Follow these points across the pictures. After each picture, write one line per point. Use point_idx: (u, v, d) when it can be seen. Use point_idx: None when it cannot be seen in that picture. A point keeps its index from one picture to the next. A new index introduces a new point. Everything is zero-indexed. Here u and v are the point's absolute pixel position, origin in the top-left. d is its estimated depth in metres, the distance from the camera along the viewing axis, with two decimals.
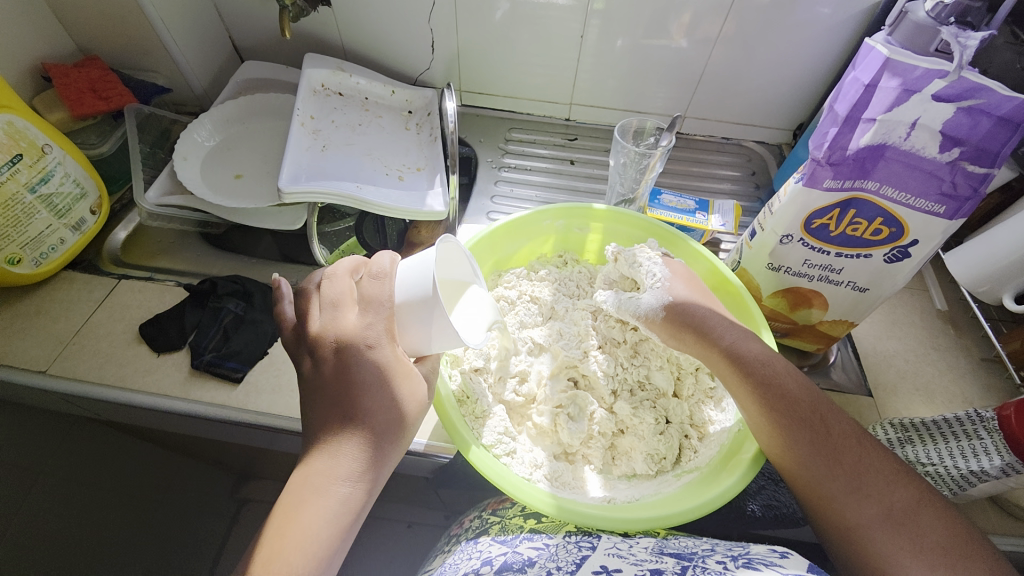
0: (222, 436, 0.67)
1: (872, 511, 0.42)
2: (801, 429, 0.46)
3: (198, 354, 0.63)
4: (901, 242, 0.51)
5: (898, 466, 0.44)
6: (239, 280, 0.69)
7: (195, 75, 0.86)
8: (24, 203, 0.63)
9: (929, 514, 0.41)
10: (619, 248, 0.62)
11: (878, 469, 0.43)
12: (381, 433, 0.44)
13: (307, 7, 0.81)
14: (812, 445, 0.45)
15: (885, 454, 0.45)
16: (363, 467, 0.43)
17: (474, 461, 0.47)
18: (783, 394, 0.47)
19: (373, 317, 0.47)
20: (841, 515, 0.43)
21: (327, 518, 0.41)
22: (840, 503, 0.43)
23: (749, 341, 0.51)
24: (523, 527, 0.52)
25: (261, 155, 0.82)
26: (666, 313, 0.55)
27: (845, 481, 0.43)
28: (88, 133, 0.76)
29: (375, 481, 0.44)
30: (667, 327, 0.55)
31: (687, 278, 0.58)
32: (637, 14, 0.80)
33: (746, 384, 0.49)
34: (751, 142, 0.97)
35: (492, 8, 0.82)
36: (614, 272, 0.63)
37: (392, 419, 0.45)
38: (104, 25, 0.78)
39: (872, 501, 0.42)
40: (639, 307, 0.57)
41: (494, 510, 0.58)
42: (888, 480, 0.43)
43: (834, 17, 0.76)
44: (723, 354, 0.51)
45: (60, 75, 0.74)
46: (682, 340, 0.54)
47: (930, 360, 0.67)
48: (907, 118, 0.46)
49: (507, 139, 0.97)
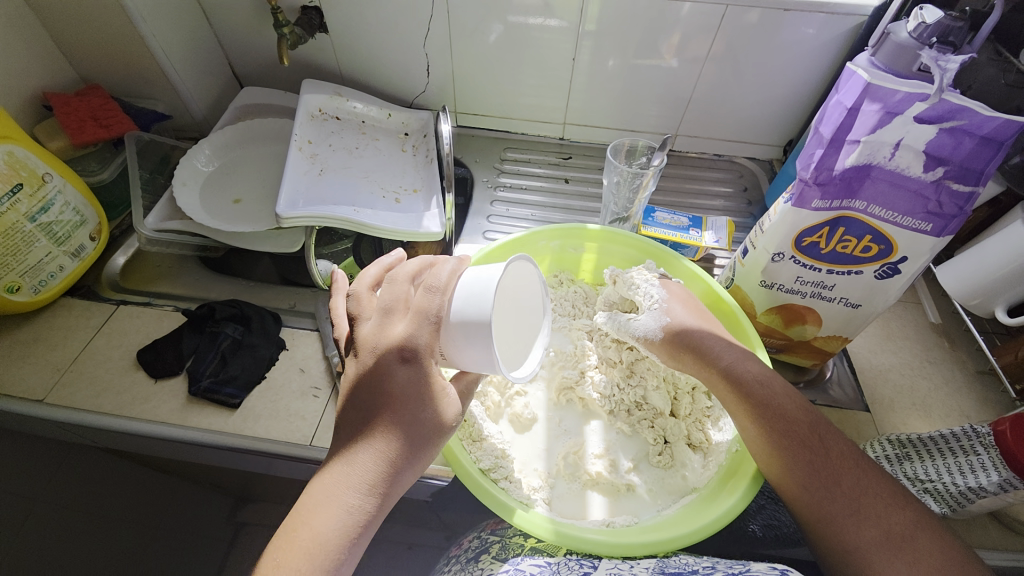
0: (219, 462, 0.66)
1: (871, 534, 0.42)
2: (802, 449, 0.46)
3: (196, 380, 0.62)
4: (891, 259, 0.52)
5: (896, 489, 0.44)
6: (237, 303, 0.69)
7: (195, 100, 0.88)
8: (24, 231, 0.64)
9: (928, 539, 0.41)
10: (616, 270, 0.63)
11: (878, 492, 0.43)
12: (404, 449, 0.44)
13: (305, 34, 0.83)
14: (811, 467, 0.45)
15: (883, 477, 0.45)
16: (376, 480, 0.43)
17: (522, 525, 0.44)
18: (787, 417, 0.47)
19: (419, 328, 0.45)
20: (842, 538, 0.43)
21: (338, 524, 0.41)
22: (840, 525, 0.43)
23: (747, 361, 0.51)
24: (523, 546, 0.52)
25: (260, 178, 0.83)
26: (665, 335, 0.55)
27: (843, 499, 0.43)
28: (88, 161, 0.77)
29: (388, 495, 0.44)
30: (666, 349, 0.55)
31: (684, 300, 0.58)
32: (623, 36, 0.82)
33: (745, 404, 0.49)
34: (742, 158, 0.99)
35: (486, 32, 0.84)
36: (614, 294, 0.63)
37: (416, 431, 0.45)
38: (105, 55, 0.80)
39: (871, 524, 0.42)
40: (636, 328, 0.57)
41: (494, 530, 0.57)
42: (886, 503, 0.43)
43: (819, 37, 0.78)
44: (723, 375, 0.51)
45: (61, 104, 0.76)
46: (682, 360, 0.54)
47: (926, 373, 0.67)
48: (891, 139, 0.47)
49: (502, 159, 0.99)
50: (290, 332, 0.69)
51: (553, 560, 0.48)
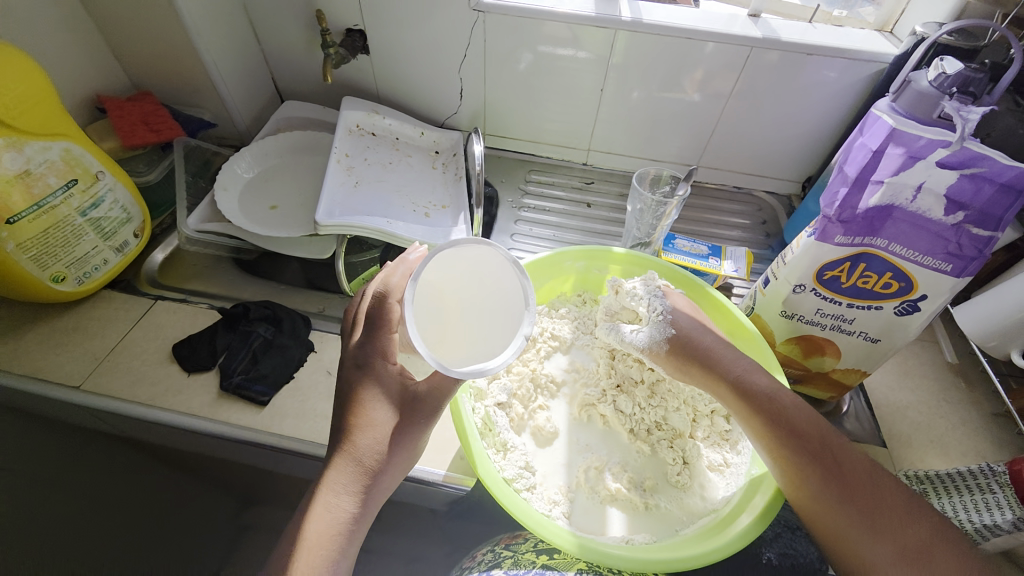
0: (242, 458, 0.68)
1: (885, 548, 0.42)
2: (815, 462, 0.46)
3: (227, 376, 0.64)
4: (911, 296, 0.53)
5: (912, 501, 0.44)
6: (271, 305, 0.71)
7: (239, 110, 0.92)
8: (73, 225, 0.67)
9: (945, 552, 0.41)
10: (618, 280, 0.62)
11: (892, 506, 0.44)
12: (378, 450, 0.48)
13: (348, 54, 0.88)
14: (826, 480, 0.46)
15: (897, 489, 0.45)
16: (355, 481, 0.46)
17: (542, 533, 0.45)
18: (799, 429, 0.48)
19: (371, 337, 0.53)
20: (856, 553, 0.44)
21: (325, 527, 0.44)
22: (853, 539, 0.44)
23: (755, 374, 0.53)
24: (534, 562, 0.53)
25: (297, 187, 0.87)
26: (670, 346, 0.56)
27: (858, 512, 0.44)
28: (136, 162, 0.81)
29: (370, 496, 0.47)
30: (671, 361, 0.56)
31: (690, 310, 0.59)
32: (650, 71, 0.86)
33: (755, 417, 0.50)
34: (761, 192, 1.01)
35: (516, 61, 0.88)
36: (615, 305, 0.62)
37: (383, 431, 0.49)
38: (159, 64, 0.85)
39: (885, 538, 0.43)
40: (640, 341, 0.57)
41: (508, 544, 0.58)
42: (901, 516, 0.43)
43: (839, 80, 0.81)
44: (731, 388, 0.52)
45: (115, 107, 0.79)
46: (688, 373, 0.55)
47: (943, 413, 0.68)
48: (913, 182, 0.49)
49: (527, 180, 1.02)
50: (319, 336, 0.71)
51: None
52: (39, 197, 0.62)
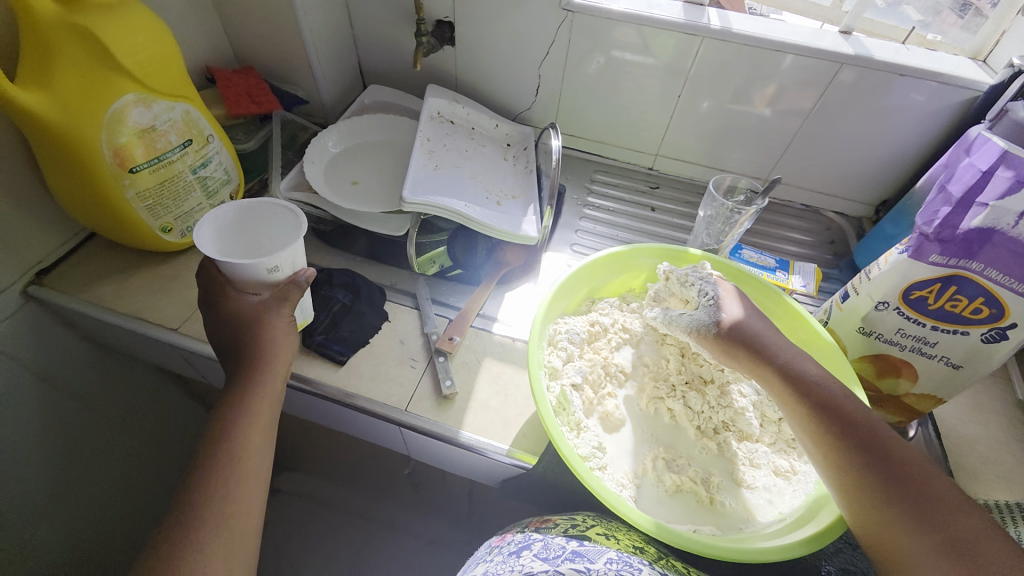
0: (312, 412, 0.72)
1: (929, 539, 0.43)
2: (863, 456, 0.47)
3: (310, 334, 0.68)
4: (1000, 324, 0.52)
5: (960, 496, 0.44)
6: (352, 274, 0.76)
7: (328, 90, 0.97)
8: (185, 181, 0.72)
9: (992, 545, 0.41)
10: (671, 267, 0.62)
11: (939, 499, 0.44)
12: (255, 341, 0.56)
13: (438, 44, 0.92)
14: (874, 474, 0.46)
15: (946, 483, 0.45)
16: (244, 377, 0.55)
17: (624, 510, 0.47)
18: (850, 423, 0.48)
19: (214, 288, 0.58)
20: (898, 543, 0.44)
21: (232, 415, 0.52)
22: (897, 530, 0.44)
23: (805, 362, 0.53)
24: (565, 544, 0.51)
25: (376, 166, 0.91)
26: (720, 330, 0.55)
27: (906, 508, 0.44)
28: (237, 130, 0.87)
29: (261, 380, 0.55)
30: (718, 344, 0.55)
31: (737, 296, 0.58)
32: (725, 82, 0.86)
33: (803, 405, 0.50)
34: (830, 213, 1.00)
35: (588, 62, 0.90)
36: (665, 291, 0.63)
37: (254, 323, 0.57)
38: (263, 41, 0.90)
39: (930, 529, 0.43)
40: (690, 323, 0.57)
41: (538, 529, 0.55)
42: (948, 510, 0.44)
43: (927, 104, 0.80)
44: (779, 373, 0.52)
45: (224, 78, 0.85)
46: (734, 356, 0.55)
47: (1015, 450, 0.65)
48: (1016, 208, 0.48)
49: (591, 179, 1.04)
50: (393, 307, 0.75)
51: (591, 565, 0.47)
52: (160, 151, 0.68)
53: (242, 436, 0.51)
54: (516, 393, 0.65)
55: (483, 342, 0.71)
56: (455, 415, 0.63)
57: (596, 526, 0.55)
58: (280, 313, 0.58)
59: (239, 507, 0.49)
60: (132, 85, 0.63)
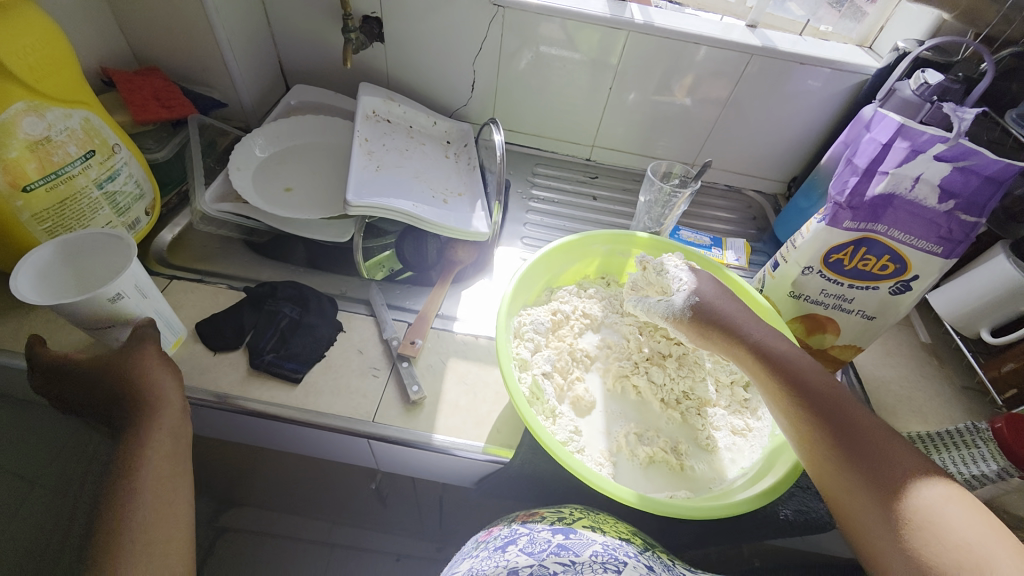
0: (268, 437, 0.67)
1: (883, 493, 0.45)
2: (838, 438, 0.49)
3: (258, 354, 0.64)
4: (905, 277, 0.60)
5: (916, 455, 0.47)
6: (298, 285, 0.72)
7: (247, 91, 0.91)
8: (90, 197, 0.64)
9: (943, 497, 0.43)
10: (647, 257, 0.67)
11: (895, 457, 0.47)
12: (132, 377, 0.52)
13: (367, 40, 0.89)
14: (858, 468, 0.47)
15: (903, 443, 0.48)
16: (133, 417, 0.50)
17: (607, 488, 0.48)
18: (846, 425, 0.49)
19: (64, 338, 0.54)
20: (852, 497, 0.47)
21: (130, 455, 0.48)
22: (852, 484, 0.47)
23: (775, 338, 0.56)
24: (552, 537, 0.51)
25: (310, 170, 0.86)
26: (693, 313, 0.60)
27: (862, 469, 0.47)
28: (145, 138, 0.78)
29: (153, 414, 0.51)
30: (694, 326, 0.59)
31: (711, 279, 0.63)
32: (649, 74, 0.91)
33: (771, 374, 0.54)
34: (750, 191, 1.09)
35: (518, 58, 0.91)
36: (644, 280, 0.66)
37: (125, 360, 0.53)
38: (167, 39, 0.82)
39: (884, 484, 0.45)
40: (667, 309, 0.61)
41: (524, 521, 0.55)
42: (903, 466, 0.46)
43: (824, 89, 0.89)
44: (749, 348, 0.56)
45: (124, 81, 0.76)
46: (707, 336, 0.59)
47: (921, 386, 0.75)
48: (912, 173, 0.55)
49: (534, 172, 1.05)
50: (346, 316, 0.71)
51: (576, 558, 0.48)
52: (58, 165, 0.60)
53: (149, 474, 0.47)
54: (486, 389, 0.65)
55: (446, 343, 0.70)
56: (426, 419, 0.62)
57: (583, 519, 0.54)
58: (154, 347, 0.55)
59: (164, 552, 0.45)
60: (21, 91, 0.55)
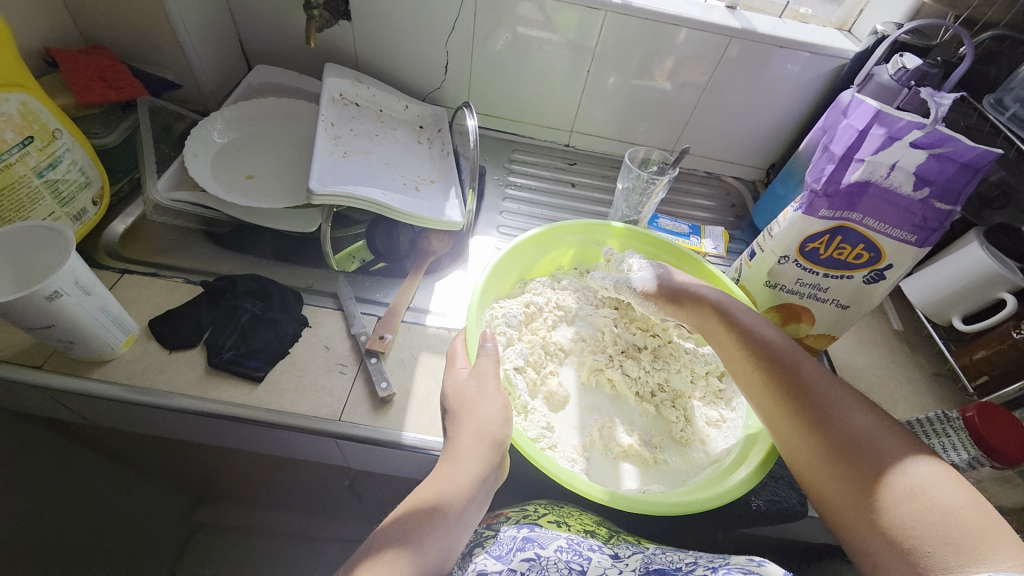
0: (233, 437, 0.65)
1: (829, 434, 0.47)
2: (786, 385, 0.51)
3: (216, 352, 0.61)
4: (878, 265, 0.60)
5: (861, 400, 0.49)
6: (260, 278, 0.68)
7: (204, 72, 0.85)
8: (29, 187, 0.59)
9: (884, 439, 0.45)
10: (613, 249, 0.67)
11: (842, 402, 0.48)
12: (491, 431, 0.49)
13: (332, 19, 0.84)
14: (804, 413, 0.49)
15: (849, 390, 0.50)
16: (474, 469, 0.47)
17: (581, 487, 0.47)
18: (795, 375, 0.51)
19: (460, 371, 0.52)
20: (800, 439, 0.48)
21: (448, 505, 0.44)
22: (799, 428, 0.48)
23: (733, 300, 0.58)
24: (516, 534, 0.50)
25: (273, 157, 0.81)
26: (656, 284, 0.61)
27: (808, 413, 0.48)
28: (92, 122, 0.72)
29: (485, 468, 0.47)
30: (657, 295, 0.60)
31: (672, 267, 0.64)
32: (629, 57, 0.88)
33: (726, 329, 0.56)
34: (728, 177, 1.08)
35: (494, 38, 0.88)
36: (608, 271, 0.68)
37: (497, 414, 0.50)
38: (113, 14, 0.76)
39: (829, 425, 0.47)
40: (634, 283, 0.62)
41: (490, 526, 0.54)
42: (849, 410, 0.48)
43: (803, 74, 0.88)
44: (708, 306, 0.57)
45: (67, 60, 0.71)
46: (670, 303, 0.60)
47: (892, 373, 0.76)
48: (888, 161, 0.54)
49: (511, 159, 1.02)
50: (313, 311, 0.68)
51: (543, 553, 0.47)
52: None
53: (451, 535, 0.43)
54: None
55: (418, 337, 0.68)
56: (397, 416, 0.60)
57: (547, 515, 0.54)
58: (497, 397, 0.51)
59: None
60: None
